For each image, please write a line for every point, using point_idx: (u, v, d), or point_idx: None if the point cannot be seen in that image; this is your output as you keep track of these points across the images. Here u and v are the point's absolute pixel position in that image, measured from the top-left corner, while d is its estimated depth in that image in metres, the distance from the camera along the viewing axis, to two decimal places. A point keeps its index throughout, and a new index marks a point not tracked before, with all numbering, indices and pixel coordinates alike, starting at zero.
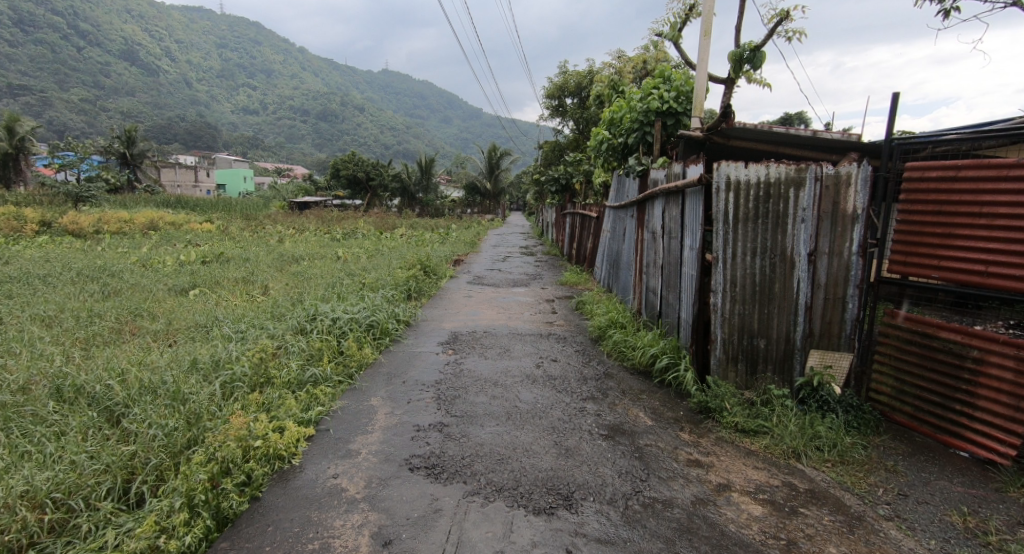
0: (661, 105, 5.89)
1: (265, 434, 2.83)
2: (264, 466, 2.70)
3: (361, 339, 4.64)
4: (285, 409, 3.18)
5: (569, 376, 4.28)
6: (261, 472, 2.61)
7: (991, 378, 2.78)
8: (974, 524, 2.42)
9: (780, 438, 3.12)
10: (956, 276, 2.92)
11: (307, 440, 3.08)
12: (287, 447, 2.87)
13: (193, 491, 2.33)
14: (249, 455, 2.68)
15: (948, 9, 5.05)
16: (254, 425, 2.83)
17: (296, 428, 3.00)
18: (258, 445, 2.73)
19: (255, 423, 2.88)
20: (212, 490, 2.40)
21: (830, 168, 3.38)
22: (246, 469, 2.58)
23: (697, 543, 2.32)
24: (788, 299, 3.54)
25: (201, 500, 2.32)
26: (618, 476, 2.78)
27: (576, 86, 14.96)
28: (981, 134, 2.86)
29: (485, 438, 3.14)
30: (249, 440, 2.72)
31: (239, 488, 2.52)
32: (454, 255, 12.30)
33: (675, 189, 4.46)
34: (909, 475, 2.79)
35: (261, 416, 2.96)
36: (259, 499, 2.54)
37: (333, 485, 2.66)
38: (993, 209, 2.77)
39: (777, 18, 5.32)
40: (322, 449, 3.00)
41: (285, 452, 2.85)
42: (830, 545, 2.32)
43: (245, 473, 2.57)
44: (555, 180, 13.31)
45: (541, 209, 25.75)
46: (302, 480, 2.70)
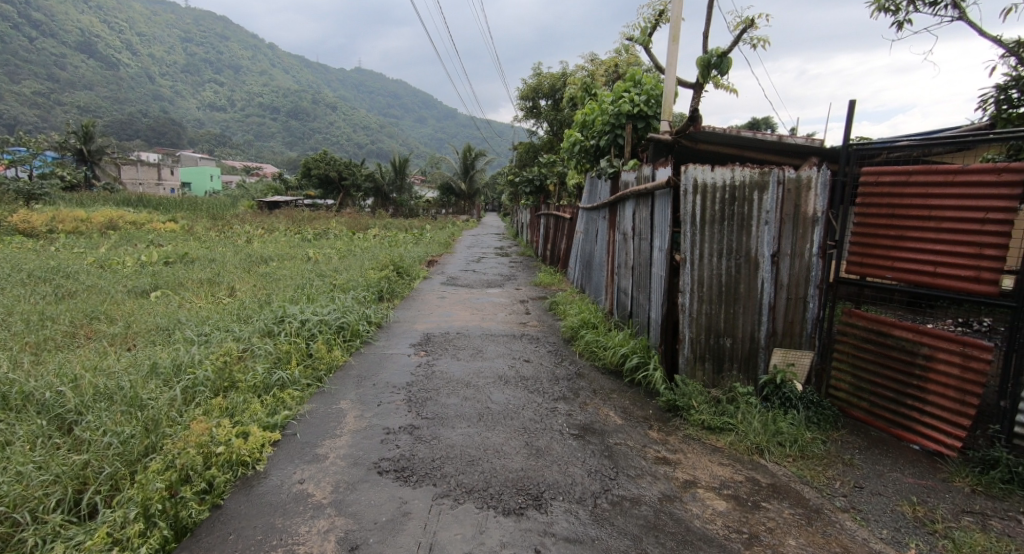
0: (631, 108, 6.00)
1: (228, 440, 2.78)
2: (226, 473, 2.64)
3: (331, 341, 4.57)
4: (249, 414, 3.13)
5: (541, 376, 4.32)
6: (222, 479, 2.56)
7: (940, 374, 2.91)
8: (923, 513, 2.52)
9: (744, 435, 3.21)
10: (909, 276, 3.05)
11: (272, 445, 3.02)
12: (251, 452, 2.81)
13: (148, 501, 2.26)
14: (211, 462, 2.63)
15: (901, 21, 5.29)
16: (216, 430, 2.79)
17: (261, 433, 2.94)
18: (220, 451, 2.67)
19: (218, 429, 2.84)
20: (170, 500, 2.33)
21: (792, 171, 3.48)
22: (207, 476, 2.53)
23: (664, 539, 2.36)
24: (752, 299, 3.65)
25: (157, 509, 2.26)
26: (588, 476, 2.82)
27: (550, 88, 15.04)
28: (930, 141, 2.99)
29: (456, 440, 3.14)
30: (211, 446, 2.68)
31: (200, 497, 2.46)
32: (429, 255, 12.25)
33: (645, 190, 4.52)
34: (865, 468, 2.90)
35: (224, 421, 2.93)
36: (220, 507, 2.48)
37: (299, 490, 2.62)
38: (941, 212, 2.90)
39: (743, 25, 5.48)
40: (288, 453, 2.94)
41: (249, 458, 2.78)
42: (789, 537, 2.39)
43: (206, 481, 2.52)
44: (530, 182, 13.35)
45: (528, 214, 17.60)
46: (266, 486, 2.65)
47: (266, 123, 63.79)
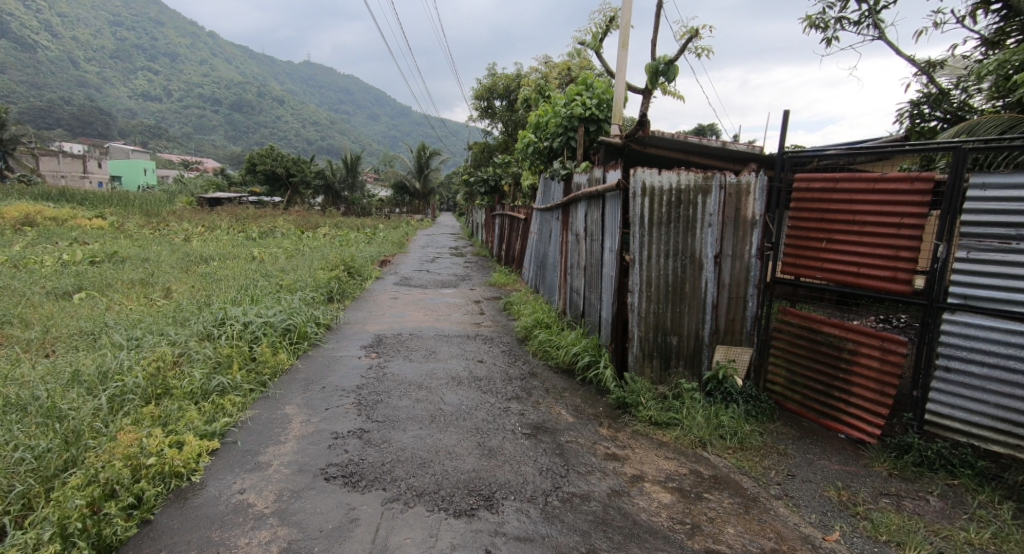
0: (583, 111, 6.12)
1: (159, 450, 2.66)
2: (157, 485, 2.52)
3: (276, 344, 4.43)
4: (184, 423, 2.99)
5: (494, 376, 4.35)
6: (153, 493, 2.44)
7: (863, 367, 3.14)
8: (847, 497, 2.70)
9: (688, 429, 3.35)
10: (836, 276, 3.26)
11: (210, 454, 2.90)
12: (186, 463, 2.69)
13: (66, 520, 2.13)
14: (140, 475, 2.51)
15: (830, 38, 5.66)
16: (146, 440, 2.66)
17: (197, 443, 2.83)
18: (150, 463, 2.55)
19: (148, 439, 2.71)
20: (93, 517, 2.21)
21: (733, 176, 3.66)
22: (135, 490, 2.40)
23: (611, 533, 2.43)
24: (697, 299, 3.81)
25: (76, 528, 2.13)
26: (539, 474, 2.86)
27: (504, 88, 15.11)
28: (854, 150, 3.19)
29: (407, 442, 3.12)
30: (140, 458, 2.56)
31: (127, 512, 2.34)
32: (381, 255, 12.04)
33: (596, 192, 4.61)
34: (797, 456, 3.08)
35: (155, 430, 2.80)
36: (150, 522, 2.37)
37: (239, 501, 2.53)
38: (863, 217, 3.12)
39: (688, 34, 5.70)
40: (227, 463, 2.84)
41: (183, 469, 2.67)
42: (728, 525, 2.51)
43: (134, 495, 2.40)
44: (485, 182, 13.36)
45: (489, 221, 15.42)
46: (203, 498, 2.55)
47: (207, 117, 60.94)
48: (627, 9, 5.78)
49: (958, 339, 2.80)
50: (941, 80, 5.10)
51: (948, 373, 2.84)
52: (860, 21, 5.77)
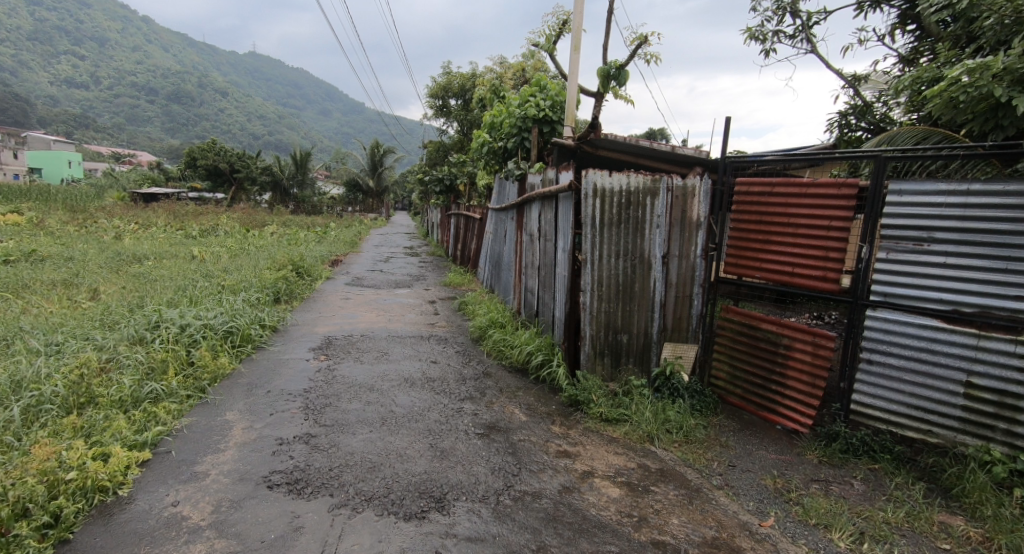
0: (537, 112, 6.18)
1: (81, 464, 2.50)
2: (78, 502, 2.37)
3: (217, 348, 4.25)
4: (110, 433, 2.83)
5: (447, 377, 4.32)
6: (72, 510, 2.30)
7: (798, 361, 3.32)
8: (781, 485, 2.84)
9: (637, 424, 3.44)
10: (774, 276, 3.44)
11: (140, 466, 2.76)
12: (111, 476, 2.54)
13: None
14: (57, 491, 2.35)
15: (768, 50, 5.97)
16: (66, 454, 2.51)
17: (125, 454, 2.67)
18: (70, 478, 2.40)
19: (68, 452, 2.55)
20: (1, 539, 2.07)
21: (679, 179, 3.75)
22: (51, 508, 2.25)
23: (561, 529, 2.46)
24: (646, 297, 3.91)
25: None
26: (491, 474, 2.87)
27: (459, 88, 15.05)
28: (789, 157, 3.36)
29: (356, 446, 3.06)
30: (58, 473, 2.40)
31: (42, 532, 2.19)
32: (333, 254, 11.74)
33: (550, 193, 4.68)
34: (737, 448, 3.22)
35: (77, 442, 2.63)
36: (69, 542, 2.22)
37: (172, 514, 2.42)
38: (797, 220, 3.30)
39: (638, 40, 5.84)
40: (159, 474, 2.70)
41: (108, 483, 2.52)
42: (673, 517, 2.59)
43: (50, 514, 2.25)
44: (440, 181, 13.23)
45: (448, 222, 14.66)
46: (131, 513, 2.41)
47: (143, 108, 57.63)
48: (579, 13, 5.86)
49: (880, 333, 3.01)
50: (866, 93, 5.47)
51: (871, 365, 3.04)
52: (795, 35, 6.09)
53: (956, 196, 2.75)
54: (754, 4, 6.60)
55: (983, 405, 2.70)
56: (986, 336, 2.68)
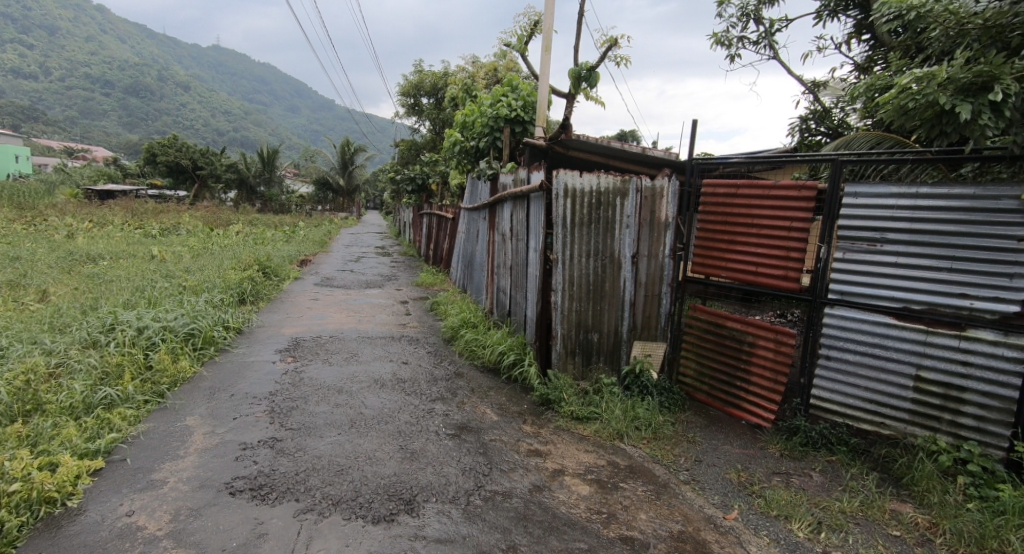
0: (509, 112, 6.19)
1: (27, 475, 2.39)
2: (22, 515, 2.26)
3: (177, 351, 4.11)
4: (59, 442, 2.71)
5: (418, 377, 4.29)
6: (16, 523, 2.19)
7: (762, 358, 3.41)
8: (745, 478, 2.92)
9: (607, 422, 3.47)
10: (738, 275, 3.52)
11: (92, 475, 2.65)
12: (60, 487, 2.44)
13: None
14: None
15: (733, 55, 6.13)
16: (10, 465, 2.39)
17: (75, 463, 2.56)
18: (14, 490, 2.28)
19: (13, 463, 2.43)
20: None
21: (649, 180, 3.81)
22: None
23: (532, 528, 2.47)
24: (616, 297, 3.96)
25: None
26: (462, 474, 2.86)
27: (432, 86, 14.95)
28: (753, 159, 3.44)
29: (324, 450, 3.00)
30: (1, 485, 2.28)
31: None
32: (301, 254, 11.50)
33: (521, 193, 4.68)
34: (704, 443, 3.29)
35: (21, 452, 2.51)
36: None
37: (126, 524, 2.33)
38: (760, 221, 3.39)
39: (609, 43, 5.91)
40: (113, 483, 2.60)
41: (56, 494, 2.41)
42: (641, 512, 2.63)
43: None
44: (411, 180, 13.08)
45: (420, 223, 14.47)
46: (81, 524, 2.31)
47: (99, 102, 55.34)
48: (550, 14, 5.89)
49: (837, 330, 3.12)
50: (824, 99, 5.68)
51: (829, 361, 3.16)
52: (758, 42, 6.25)
53: (906, 198, 2.87)
54: (719, 10, 6.75)
55: (931, 397, 2.83)
56: (933, 332, 2.80)
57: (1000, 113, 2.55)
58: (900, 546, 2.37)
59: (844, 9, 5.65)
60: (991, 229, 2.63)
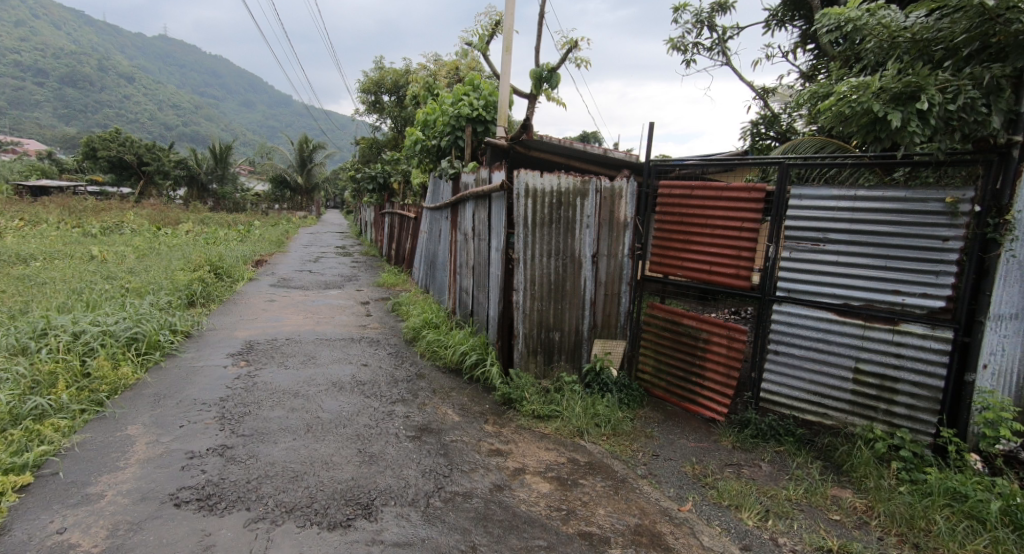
0: (470, 111, 6.17)
1: None
2: None
3: (118, 357, 3.91)
4: None
5: (379, 379, 4.22)
6: None
7: (716, 353, 3.52)
8: (699, 470, 3.00)
9: (567, 420, 3.51)
10: (694, 274, 3.62)
11: (19, 491, 2.49)
12: None
13: None
14: None
15: (688, 59, 6.31)
16: None
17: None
18: None
19: None
20: None
21: (608, 181, 3.87)
22: None
23: (491, 527, 2.47)
24: (577, 296, 3.99)
25: None
26: (422, 476, 2.83)
27: (393, 84, 14.76)
28: (706, 162, 3.53)
29: (277, 456, 2.92)
30: None
31: None
32: (257, 254, 11.12)
33: (483, 193, 4.67)
34: (661, 438, 3.36)
35: None
36: None
37: (58, 542, 2.20)
38: (713, 222, 3.49)
39: (569, 45, 5.97)
40: (43, 499, 2.45)
41: None
42: (600, 508, 2.66)
43: None
44: (373, 179, 12.86)
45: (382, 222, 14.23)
46: (7, 545, 2.17)
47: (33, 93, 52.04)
48: (511, 14, 5.89)
49: (784, 326, 3.25)
50: (773, 104, 5.92)
51: (777, 356, 3.29)
52: (712, 48, 6.45)
53: (845, 201, 3.01)
54: (675, 16, 6.93)
55: (868, 388, 2.98)
56: (871, 327, 2.96)
57: (926, 121, 2.69)
58: (841, 530, 2.49)
59: (791, 19, 5.90)
60: (921, 229, 2.79)
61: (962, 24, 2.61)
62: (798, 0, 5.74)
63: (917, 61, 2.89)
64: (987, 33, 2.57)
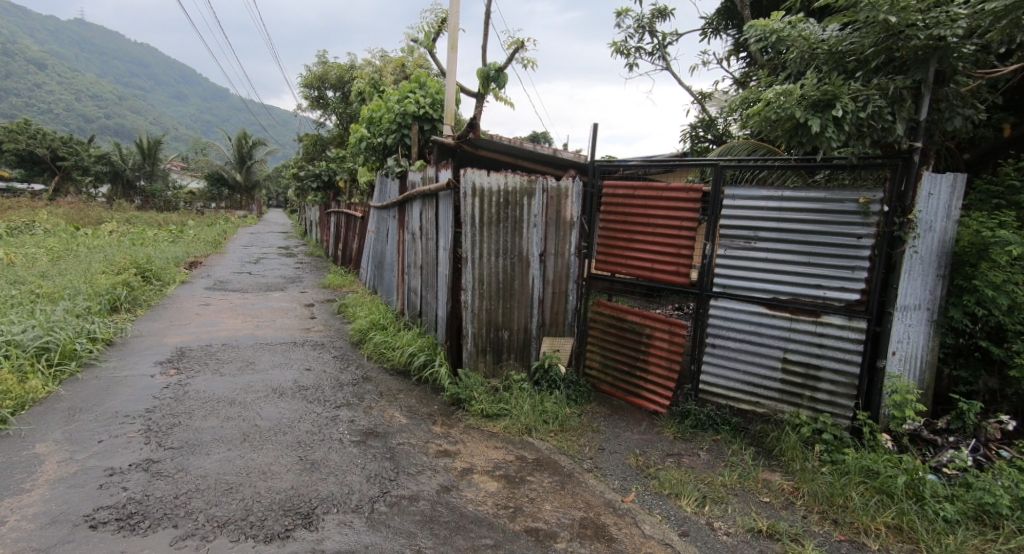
0: (417, 109, 6.09)
1: None
2: None
3: (26, 369, 3.60)
4: None
5: (322, 384, 4.09)
6: None
7: (659, 348, 3.63)
8: (642, 462, 3.09)
9: (515, 418, 3.53)
10: (637, 272, 3.73)
11: None
12: None
13: None
14: None
15: (630, 63, 6.49)
16: None
17: None
18: None
19: None
20: None
21: (554, 181, 3.92)
22: None
23: (438, 529, 2.45)
24: (525, 295, 4.02)
25: None
26: (366, 481, 2.76)
27: (337, 79, 14.39)
28: (648, 163, 3.64)
29: (209, 468, 2.78)
30: None
31: None
32: (190, 256, 10.54)
33: (429, 191, 4.61)
34: (607, 432, 3.44)
35: None
36: None
37: None
38: (655, 221, 3.60)
39: (515, 45, 6.01)
40: None
41: None
42: (546, 503, 2.69)
43: None
44: (317, 177, 12.44)
45: (327, 222, 13.80)
46: None
47: None
48: (455, 12, 5.85)
49: (721, 320, 3.40)
50: (711, 109, 6.18)
51: (715, 349, 3.43)
52: (653, 53, 6.65)
53: (773, 201, 3.18)
54: (617, 21, 7.09)
55: (794, 377, 3.17)
56: (796, 319, 3.14)
57: (841, 127, 2.87)
58: (770, 511, 2.63)
59: (725, 28, 6.17)
60: (839, 228, 2.99)
61: (870, 38, 2.82)
62: (731, 10, 6.02)
63: (833, 71, 3.05)
64: (891, 47, 2.79)
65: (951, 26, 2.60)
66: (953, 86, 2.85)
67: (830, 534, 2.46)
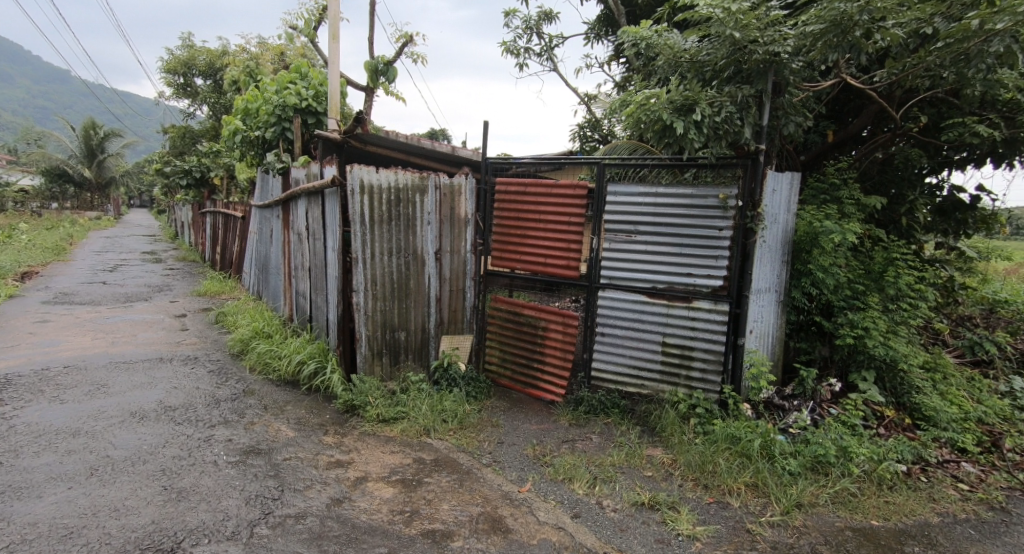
0: (298, 101, 5.72)
1: None
2: None
3: None
4: None
5: (195, 402, 3.72)
6: None
7: (554, 339, 3.75)
8: (539, 451, 3.17)
9: (413, 419, 3.45)
10: (530, 266, 3.83)
11: None
12: None
13: None
14: None
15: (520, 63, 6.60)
16: None
17: None
18: None
19: None
20: None
21: (447, 178, 3.89)
22: None
23: (326, 545, 2.32)
24: (421, 294, 3.94)
25: None
26: (245, 504, 2.55)
27: (206, 65, 13.12)
28: (537, 162, 3.76)
29: (44, 513, 2.40)
30: None
31: None
32: (24, 266, 9.05)
33: (314, 189, 4.33)
34: (505, 425, 3.48)
35: None
36: None
37: None
38: (545, 217, 3.72)
39: (403, 39, 5.85)
40: None
41: None
42: (443, 503, 2.66)
43: None
44: (185, 173, 11.23)
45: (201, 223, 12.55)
46: None
47: None
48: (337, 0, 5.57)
49: (608, 310, 3.58)
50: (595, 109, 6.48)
51: (604, 337, 3.61)
52: (541, 54, 6.82)
53: (649, 197, 3.41)
54: (506, 20, 7.18)
55: (672, 358, 3.44)
56: (672, 305, 3.40)
57: (701, 129, 3.15)
58: (651, 484, 2.82)
59: (605, 34, 6.49)
60: (704, 221, 3.29)
61: (721, 51, 3.12)
62: (611, 17, 6.35)
63: (694, 79, 3.32)
64: (738, 60, 3.11)
65: (782, 43, 2.97)
66: (787, 97, 3.23)
67: (702, 498, 2.70)
